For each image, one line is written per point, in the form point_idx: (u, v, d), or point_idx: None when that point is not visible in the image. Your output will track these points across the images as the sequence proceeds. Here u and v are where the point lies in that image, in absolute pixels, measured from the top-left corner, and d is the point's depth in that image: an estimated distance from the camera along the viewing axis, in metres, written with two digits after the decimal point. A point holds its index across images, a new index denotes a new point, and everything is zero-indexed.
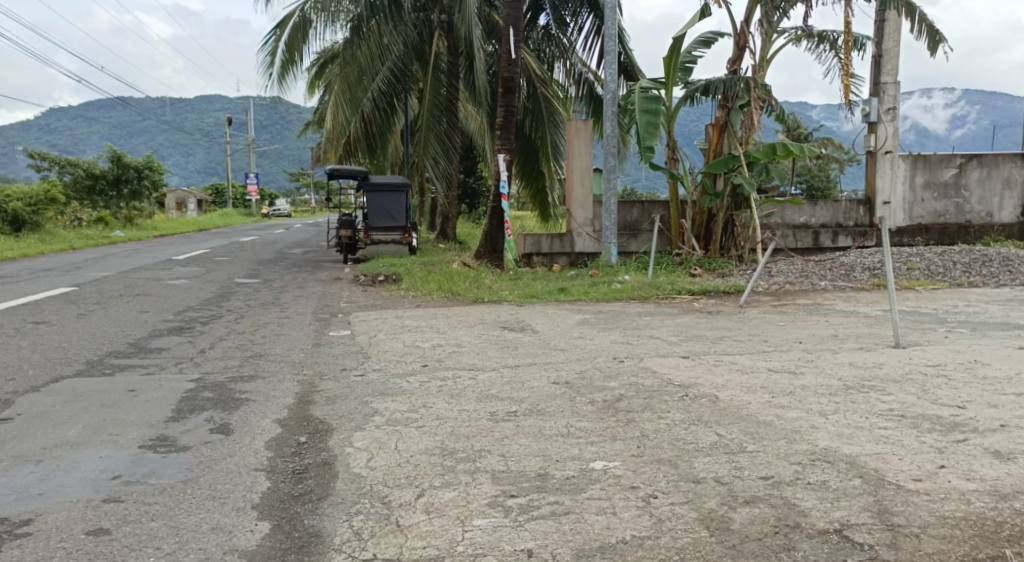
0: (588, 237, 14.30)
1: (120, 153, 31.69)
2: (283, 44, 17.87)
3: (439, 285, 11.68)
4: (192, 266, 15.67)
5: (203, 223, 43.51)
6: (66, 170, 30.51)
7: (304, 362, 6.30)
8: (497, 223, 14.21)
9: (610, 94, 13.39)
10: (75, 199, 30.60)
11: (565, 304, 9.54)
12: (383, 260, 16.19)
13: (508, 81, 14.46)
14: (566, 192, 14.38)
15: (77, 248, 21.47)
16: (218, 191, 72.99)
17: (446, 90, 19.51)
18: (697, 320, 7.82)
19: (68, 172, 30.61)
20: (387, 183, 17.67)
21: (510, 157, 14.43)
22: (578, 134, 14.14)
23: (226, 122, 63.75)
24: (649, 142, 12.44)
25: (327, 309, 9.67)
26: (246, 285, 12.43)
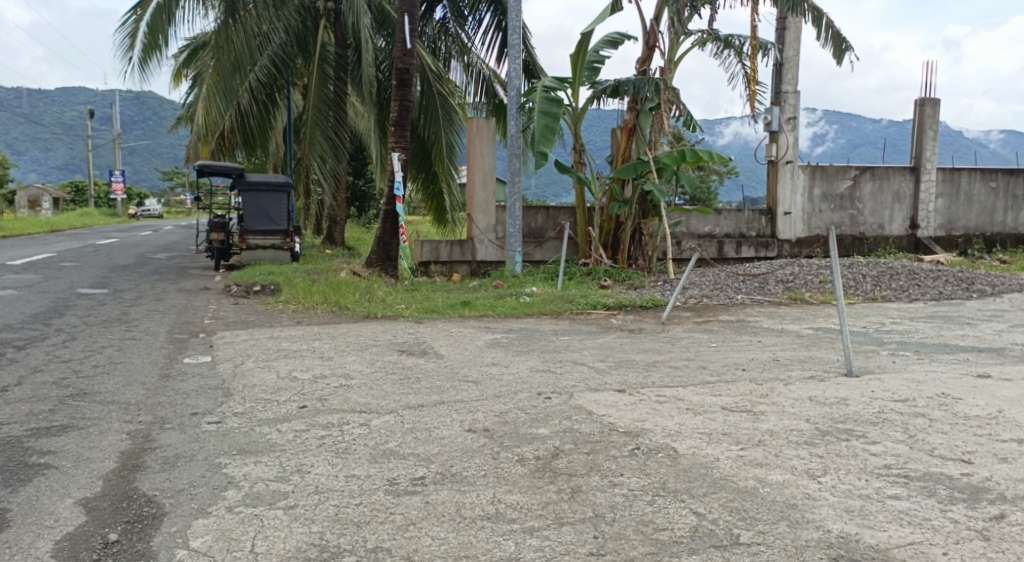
0: (491, 244, 13.31)
1: None
2: (145, 26, 16.02)
3: (323, 298, 10.41)
4: (30, 274, 13.72)
5: (61, 224, 39.87)
6: None
7: (143, 405, 5.01)
8: (391, 229, 12.97)
9: (512, 91, 12.46)
10: None
11: (467, 321, 8.47)
12: (261, 267, 14.63)
13: (402, 74, 13.28)
14: (467, 195, 13.35)
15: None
16: (82, 190, 67.73)
17: (334, 84, 18.15)
18: (621, 341, 6.94)
19: None
20: (265, 182, 16.10)
21: (405, 156, 13.25)
22: (480, 134, 13.15)
23: (90, 116, 59.12)
24: (545, 147, 11.64)
25: (187, 329, 8.27)
26: (92, 297, 10.80)
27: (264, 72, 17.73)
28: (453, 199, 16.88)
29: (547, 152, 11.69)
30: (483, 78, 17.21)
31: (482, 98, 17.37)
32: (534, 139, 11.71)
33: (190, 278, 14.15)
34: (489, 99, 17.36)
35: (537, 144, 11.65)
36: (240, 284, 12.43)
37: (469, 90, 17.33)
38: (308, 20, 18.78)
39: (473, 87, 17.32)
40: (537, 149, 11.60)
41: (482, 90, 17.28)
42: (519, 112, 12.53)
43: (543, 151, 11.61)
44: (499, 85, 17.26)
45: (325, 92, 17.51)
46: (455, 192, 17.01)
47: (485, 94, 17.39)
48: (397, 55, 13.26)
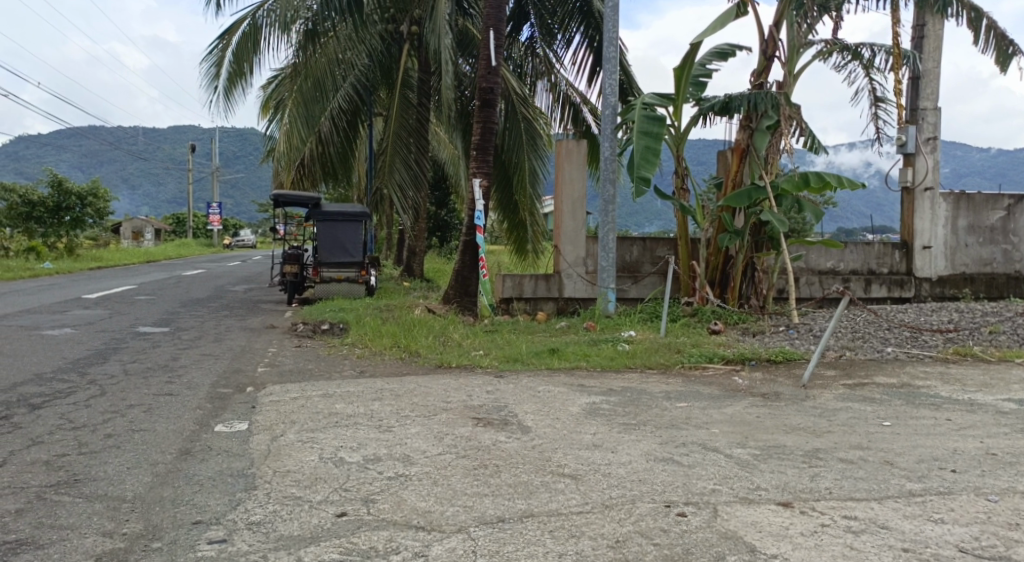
0: (579, 279, 11.82)
1: (62, 178, 28.70)
2: (230, 55, 15.46)
3: (394, 341, 9.19)
4: (97, 308, 13.11)
5: (156, 255, 40.39)
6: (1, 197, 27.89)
7: (138, 504, 3.81)
8: (471, 262, 11.92)
9: (608, 109, 11.14)
10: (8, 228, 27.94)
11: (560, 377, 7.02)
12: (332, 303, 13.63)
13: (485, 94, 12.12)
14: (554, 224, 11.97)
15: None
16: (179, 221, 69.79)
17: (415, 111, 17.26)
18: (759, 412, 5.36)
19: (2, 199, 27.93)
20: (340, 212, 15.18)
21: (487, 183, 12.06)
22: (568, 157, 11.78)
23: (189, 151, 60.87)
24: (646, 173, 10.30)
25: (234, 380, 7.15)
26: (148, 337, 9.91)
27: (346, 98, 16.97)
28: (536, 228, 15.68)
29: (647, 178, 10.33)
30: (571, 102, 16.07)
31: (569, 123, 16.23)
32: (633, 164, 10.37)
33: (258, 314, 13.26)
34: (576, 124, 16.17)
35: (637, 169, 10.31)
36: (306, 322, 11.38)
37: (555, 115, 16.22)
38: (390, 45, 17.99)
39: (560, 111, 16.20)
40: (638, 176, 10.26)
41: (569, 115, 16.14)
42: (615, 132, 11.17)
43: (644, 177, 10.27)
44: (587, 109, 16.06)
45: (406, 118, 16.61)
46: (540, 221, 15.74)
47: (571, 119, 16.24)
48: (481, 73, 12.12)
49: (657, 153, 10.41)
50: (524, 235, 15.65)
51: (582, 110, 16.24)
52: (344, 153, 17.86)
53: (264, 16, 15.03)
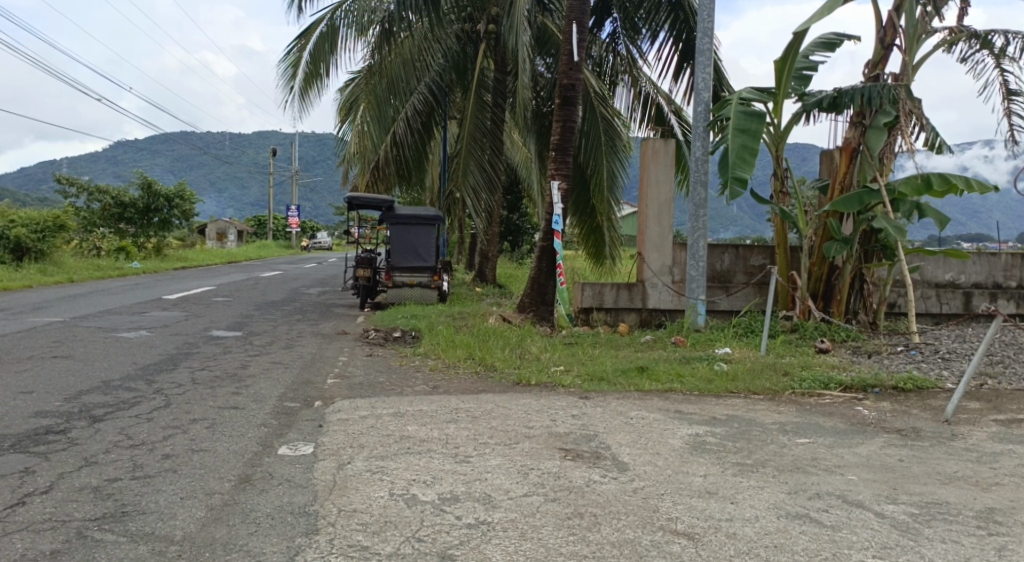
0: (665, 290, 11.03)
1: (151, 180, 29.40)
2: (308, 55, 15.26)
3: (468, 353, 8.64)
4: (173, 310, 13.02)
5: (235, 255, 41.09)
6: (94, 198, 28.80)
7: (186, 550, 3.34)
8: (548, 268, 11.42)
9: (700, 106, 10.37)
10: (101, 227, 28.82)
11: (653, 400, 6.32)
12: (405, 309, 13.22)
13: (566, 91, 11.48)
14: (639, 230, 11.23)
15: (35, 286, 18.82)
16: (260, 223, 71.45)
17: (491, 111, 16.78)
18: (901, 459, 4.58)
19: (96, 200, 28.84)
20: (414, 216, 14.69)
21: (566, 185, 11.44)
22: (655, 157, 11.03)
23: (272, 155, 62.22)
24: (742, 174, 9.53)
25: (301, 393, 6.70)
26: (219, 341, 9.62)
27: (421, 99, 16.60)
28: (614, 233, 15.02)
29: (743, 179, 9.56)
30: (653, 102, 15.30)
31: (650, 124, 15.46)
32: (728, 164, 9.62)
33: (331, 319, 12.95)
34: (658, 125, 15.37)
35: (733, 169, 9.54)
36: (379, 329, 10.95)
37: (635, 116, 15.48)
38: (466, 45, 17.56)
39: (640, 112, 15.45)
40: (733, 177, 9.50)
41: (651, 116, 15.38)
42: (706, 130, 10.40)
43: (740, 178, 9.51)
44: (670, 109, 15.27)
45: (481, 119, 16.13)
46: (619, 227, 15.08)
47: (653, 120, 15.44)
48: (562, 69, 11.50)
49: (754, 153, 9.62)
50: (601, 239, 15.01)
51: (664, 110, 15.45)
52: (418, 156, 17.51)
53: (341, 17, 14.82)
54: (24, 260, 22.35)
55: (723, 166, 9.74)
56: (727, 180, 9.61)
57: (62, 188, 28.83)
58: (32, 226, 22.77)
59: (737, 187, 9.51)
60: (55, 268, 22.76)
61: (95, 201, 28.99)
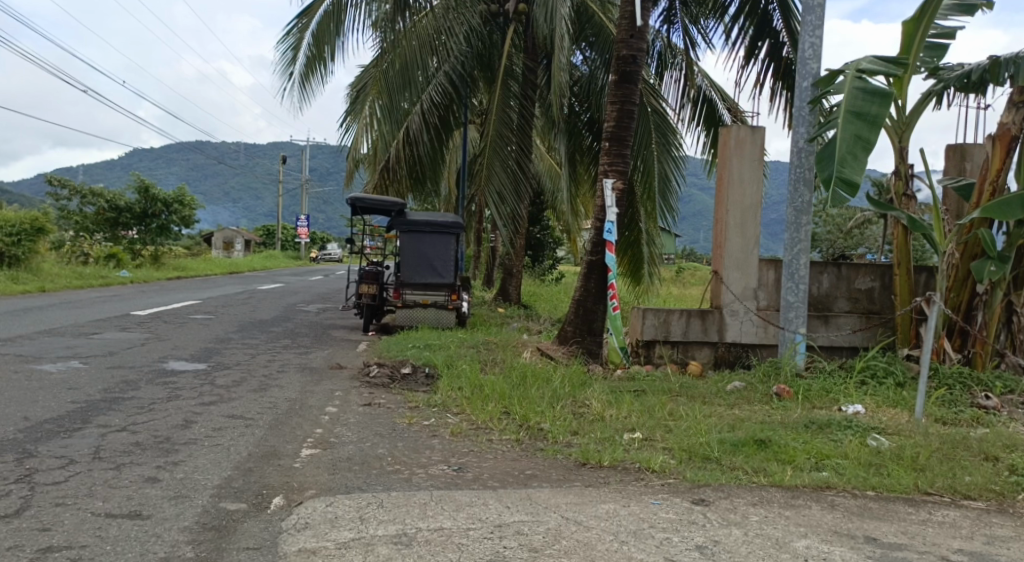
0: (749, 319, 8.67)
1: (150, 184, 26.88)
2: (310, 37, 12.88)
3: (503, 408, 6.28)
4: (134, 330, 10.72)
5: (240, 266, 38.78)
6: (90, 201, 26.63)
7: None
8: (597, 288, 9.12)
9: (805, 80, 7.97)
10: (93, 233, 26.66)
11: (818, 513, 3.90)
12: (418, 334, 10.90)
13: (626, 65, 9.15)
14: (715, 241, 8.92)
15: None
16: (270, 233, 69.32)
17: (517, 103, 14.34)
18: None
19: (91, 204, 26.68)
20: (430, 221, 12.36)
21: (622, 184, 9.17)
22: (739, 150, 8.75)
23: (282, 164, 60.15)
24: (851, 173, 7.07)
25: (254, 482, 4.37)
26: (170, 380, 7.26)
27: (439, 90, 14.18)
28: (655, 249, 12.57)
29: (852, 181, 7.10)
30: (706, 99, 13.21)
31: (701, 124, 13.33)
32: (832, 158, 7.19)
33: (328, 346, 10.61)
34: (711, 126, 13.24)
35: (838, 166, 7.09)
36: (384, 362, 8.61)
37: (685, 113, 13.27)
38: (491, 30, 15.26)
39: (690, 108, 13.25)
40: (838, 176, 7.05)
41: (702, 115, 13.24)
42: (812, 111, 8.01)
43: (847, 179, 7.05)
44: (724, 108, 13.23)
45: (507, 112, 13.89)
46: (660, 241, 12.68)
47: (704, 119, 13.29)
48: (620, 36, 9.18)
49: (869, 146, 7.15)
50: (639, 255, 12.53)
51: (718, 109, 13.27)
52: (434, 157, 15.11)
53: None
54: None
55: (825, 161, 7.29)
56: (830, 180, 7.15)
57: (53, 189, 26.16)
58: (9, 230, 20.71)
59: (842, 191, 7.06)
60: (30, 277, 20.49)
61: (88, 205, 26.49)
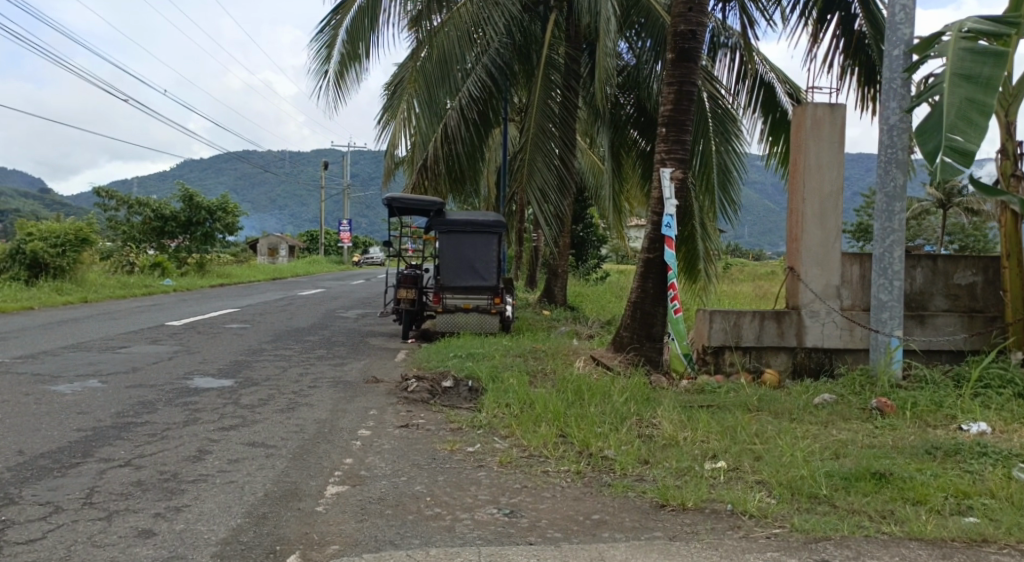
0: (833, 321, 7.68)
1: (194, 192, 26.54)
2: (344, 34, 11.79)
3: (559, 429, 5.44)
4: (164, 342, 10.11)
5: (283, 272, 38.48)
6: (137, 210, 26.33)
7: None
8: (659, 289, 8.16)
9: (896, 47, 6.98)
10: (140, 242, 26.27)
11: None
12: (460, 342, 10.11)
13: (684, 41, 8.16)
14: (791, 234, 7.94)
15: (36, 307, 16.25)
16: (314, 238, 69.45)
17: (560, 96, 13.30)
18: None
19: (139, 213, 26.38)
20: (472, 220, 11.54)
21: (683, 174, 8.23)
22: (816, 131, 7.77)
23: (325, 169, 60.09)
24: (964, 140, 6.10)
25: (268, 536, 3.61)
26: (190, 399, 6.55)
27: (478, 83, 13.28)
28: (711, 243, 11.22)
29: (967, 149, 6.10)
30: (763, 82, 11.99)
31: (758, 109, 12.13)
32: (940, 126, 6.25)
33: (366, 355, 9.88)
34: (769, 111, 12.02)
35: (949, 133, 6.14)
36: (424, 374, 7.81)
37: (740, 100, 12.13)
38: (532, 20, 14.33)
39: (746, 94, 12.08)
40: (949, 143, 6.08)
41: (759, 99, 12.05)
42: (905, 83, 6.98)
43: (959, 146, 6.07)
44: (784, 90, 11.96)
45: (550, 104, 12.95)
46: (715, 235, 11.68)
47: (761, 104, 12.10)
48: (677, 10, 8.22)
49: (985, 110, 6.19)
50: (694, 251, 11.24)
51: (776, 91, 12.04)
52: (474, 154, 14.26)
53: None
54: (42, 277, 19.98)
55: (930, 132, 6.34)
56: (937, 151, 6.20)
57: (99, 200, 25.94)
58: (54, 240, 20.41)
59: (953, 160, 6.03)
60: (73, 288, 20.17)
61: (135, 214, 26.27)
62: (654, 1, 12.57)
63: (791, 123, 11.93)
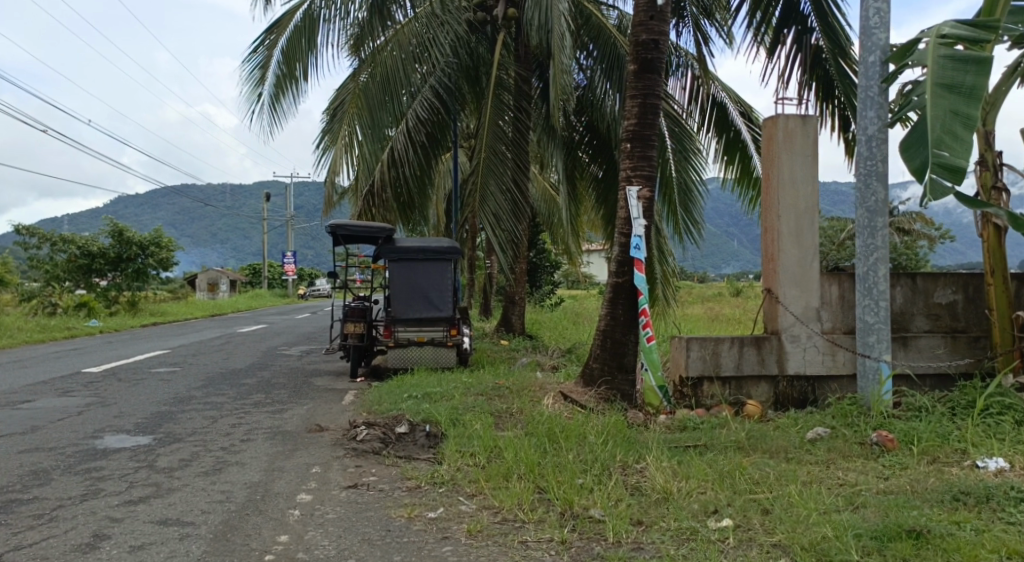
0: (816, 346, 7.16)
1: (124, 227, 25.20)
2: (279, 55, 10.95)
3: (534, 485, 4.74)
4: (78, 393, 9.11)
5: (223, 307, 37.05)
6: (61, 248, 24.81)
7: None
8: (629, 317, 7.53)
9: (872, 53, 6.52)
10: (67, 280, 24.37)
11: None
12: (412, 379, 9.34)
13: (646, 51, 7.67)
14: (766, 254, 7.41)
15: None
16: (256, 271, 67.64)
17: (511, 117, 12.69)
18: None
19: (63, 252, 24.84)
20: (422, 247, 10.79)
21: (650, 193, 7.63)
22: (790, 143, 7.28)
23: (266, 200, 58.66)
24: (952, 156, 5.56)
25: None
26: (96, 465, 5.66)
27: (425, 105, 12.59)
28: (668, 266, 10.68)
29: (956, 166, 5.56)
30: (716, 103, 11.29)
31: (711, 128, 11.42)
32: (925, 142, 5.71)
33: (309, 399, 9.03)
34: (723, 131, 11.33)
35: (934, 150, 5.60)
36: (373, 420, 7.01)
37: (692, 121, 11.39)
38: (479, 41, 13.77)
39: (698, 115, 11.37)
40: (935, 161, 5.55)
41: (712, 118, 11.31)
42: (883, 92, 6.54)
43: (947, 164, 5.54)
44: (736, 110, 11.33)
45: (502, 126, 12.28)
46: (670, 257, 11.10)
47: (715, 124, 11.38)
48: (638, 19, 7.69)
49: (971, 122, 5.64)
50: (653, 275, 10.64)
51: (730, 110, 11.33)
52: (422, 179, 13.54)
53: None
54: None
55: (914, 148, 5.80)
56: (924, 170, 5.66)
57: (21, 238, 24.42)
58: None
59: (942, 179, 5.51)
60: None
61: (60, 252, 24.78)
62: (608, 23, 12.34)
63: (745, 142, 11.23)
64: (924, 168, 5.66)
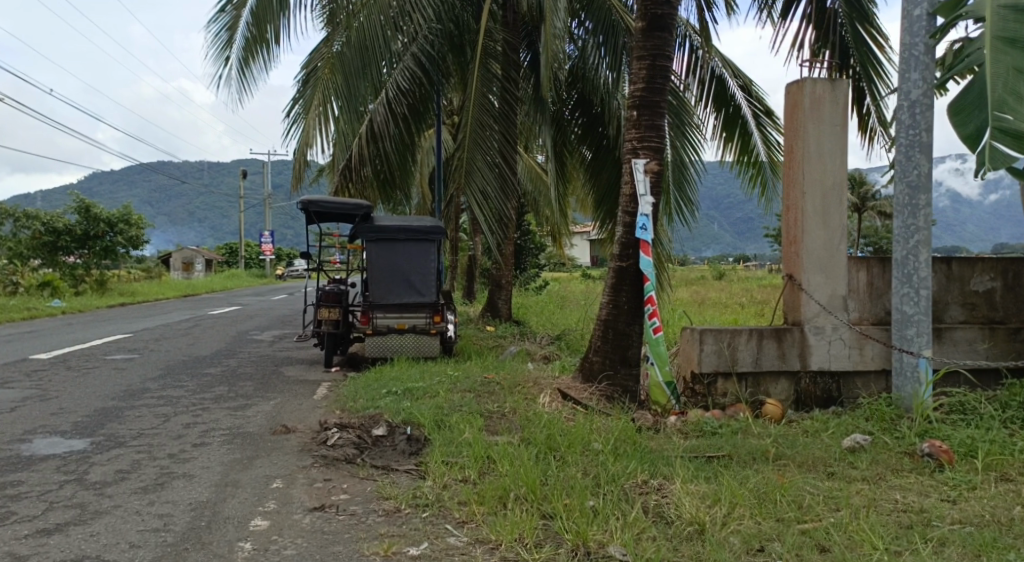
0: (842, 339, 6.41)
1: (92, 203, 23.69)
2: (248, 14, 9.78)
3: (538, 511, 3.95)
4: (20, 384, 8.21)
5: (197, 287, 35.90)
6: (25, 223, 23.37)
7: None
8: (634, 306, 6.73)
9: (919, 5, 5.72)
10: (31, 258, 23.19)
11: None
12: (391, 371, 8.51)
13: (656, 6, 6.80)
14: (788, 235, 6.63)
15: None
16: (232, 250, 66.25)
17: (497, 90, 11.71)
18: None
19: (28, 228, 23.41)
20: (402, 227, 9.92)
21: (659, 164, 6.83)
22: (817, 111, 6.49)
23: (242, 179, 57.19)
24: (1016, 120, 4.70)
25: None
26: (19, 477, 4.81)
27: (406, 74, 11.60)
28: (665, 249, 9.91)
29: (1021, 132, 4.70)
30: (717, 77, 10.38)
31: (710, 103, 10.51)
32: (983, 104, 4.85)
33: (277, 392, 8.19)
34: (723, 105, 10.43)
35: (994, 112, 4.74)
36: (348, 420, 6.18)
37: (690, 95, 10.41)
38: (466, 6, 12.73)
39: (697, 88, 10.38)
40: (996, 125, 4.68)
41: (711, 93, 10.42)
42: (929, 49, 5.74)
43: (1011, 129, 4.68)
44: (736, 81, 10.53)
45: (486, 98, 11.32)
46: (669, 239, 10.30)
47: (714, 97, 10.50)
48: None
49: None
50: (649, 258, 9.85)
51: (731, 84, 10.46)
52: (404, 154, 12.61)
53: None
54: None
55: (969, 112, 4.94)
56: (981, 136, 4.81)
57: None
58: None
59: (1004, 146, 4.65)
60: None
61: (23, 229, 23.37)
62: None
63: (744, 118, 10.38)
64: (981, 133, 4.81)
